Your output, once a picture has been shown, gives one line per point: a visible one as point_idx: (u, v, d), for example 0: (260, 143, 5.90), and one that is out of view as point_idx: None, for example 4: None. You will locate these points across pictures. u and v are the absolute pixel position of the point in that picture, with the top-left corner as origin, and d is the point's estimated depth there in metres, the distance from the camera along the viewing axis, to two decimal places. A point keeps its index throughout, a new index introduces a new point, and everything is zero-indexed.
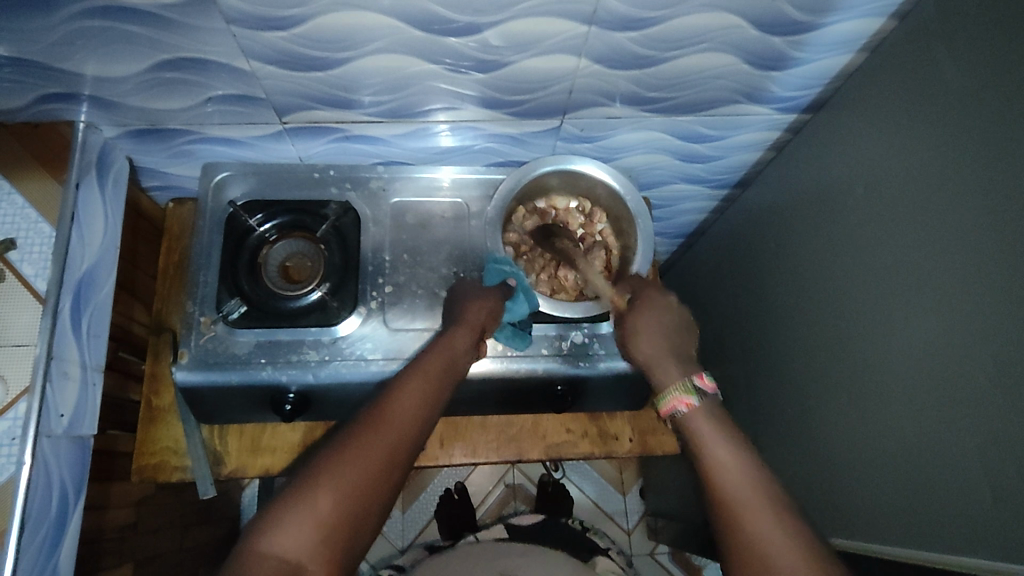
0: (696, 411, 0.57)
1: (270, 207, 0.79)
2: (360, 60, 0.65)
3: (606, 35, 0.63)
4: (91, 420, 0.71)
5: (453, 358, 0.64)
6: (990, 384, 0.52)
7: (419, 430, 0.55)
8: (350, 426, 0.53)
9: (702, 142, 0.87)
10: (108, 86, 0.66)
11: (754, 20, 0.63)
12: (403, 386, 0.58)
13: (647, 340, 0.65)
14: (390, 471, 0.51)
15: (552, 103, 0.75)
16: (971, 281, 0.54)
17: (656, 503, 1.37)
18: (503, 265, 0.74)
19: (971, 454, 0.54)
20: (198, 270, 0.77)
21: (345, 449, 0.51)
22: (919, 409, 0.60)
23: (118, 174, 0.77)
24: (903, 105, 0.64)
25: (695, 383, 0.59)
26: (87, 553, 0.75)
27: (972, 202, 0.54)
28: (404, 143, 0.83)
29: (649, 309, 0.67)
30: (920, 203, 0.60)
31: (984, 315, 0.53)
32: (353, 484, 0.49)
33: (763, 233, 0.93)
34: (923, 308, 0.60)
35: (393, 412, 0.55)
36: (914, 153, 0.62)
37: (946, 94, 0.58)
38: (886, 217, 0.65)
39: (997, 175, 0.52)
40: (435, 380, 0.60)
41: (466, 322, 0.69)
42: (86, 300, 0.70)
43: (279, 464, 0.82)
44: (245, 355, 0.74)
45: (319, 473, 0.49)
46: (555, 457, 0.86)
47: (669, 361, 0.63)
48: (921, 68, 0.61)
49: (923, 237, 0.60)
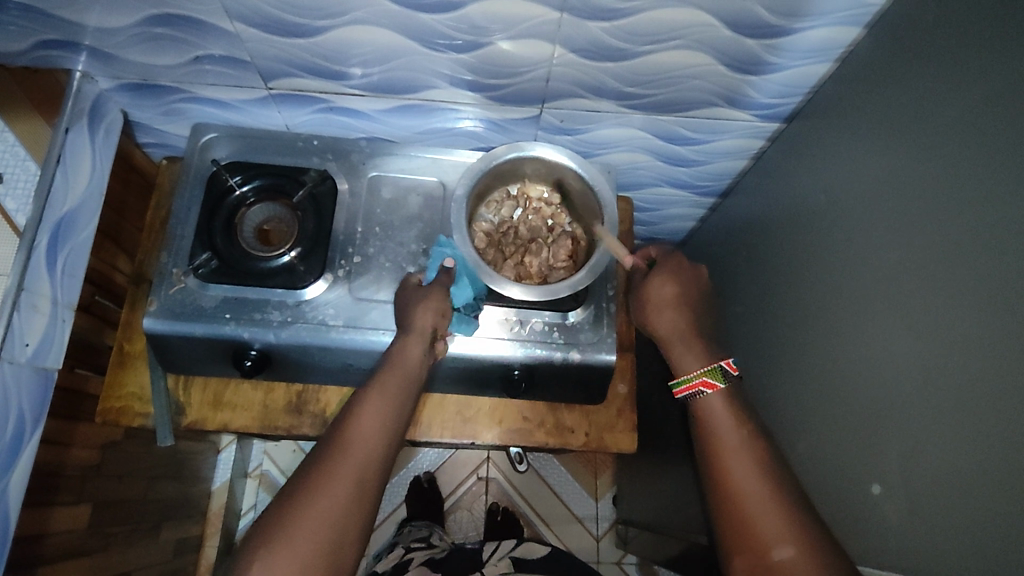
0: (718, 396, 0.64)
1: (251, 169, 0.82)
2: (340, 29, 0.67)
3: (579, 23, 0.65)
4: (56, 354, 0.74)
5: (410, 371, 0.67)
6: (968, 403, 0.50)
7: (386, 449, 0.63)
8: (317, 454, 0.61)
9: (684, 145, 0.88)
10: (104, 38, 0.70)
11: (726, 20, 0.64)
12: (364, 400, 0.64)
13: (661, 315, 0.70)
14: (363, 493, 0.59)
15: (530, 90, 0.76)
16: (951, 296, 0.52)
17: (627, 511, 1.36)
18: (447, 249, 0.77)
19: (962, 448, 0.50)
20: (176, 224, 0.79)
21: (319, 481, 0.58)
22: (891, 428, 0.58)
23: (110, 125, 0.80)
24: (886, 107, 0.63)
25: (722, 367, 0.65)
26: (44, 485, 0.77)
27: (963, 185, 0.52)
28: (388, 120, 0.85)
29: (671, 280, 0.71)
30: (912, 191, 0.58)
31: (964, 334, 0.51)
32: (329, 512, 0.57)
33: (743, 242, 0.92)
34: (900, 326, 0.58)
35: (360, 435, 0.62)
36: (903, 143, 0.60)
37: (922, 102, 0.58)
38: (879, 207, 0.62)
39: (970, 187, 0.52)
40: (394, 396, 0.65)
41: (417, 329, 0.70)
42: (65, 240, 0.73)
43: (238, 420, 0.84)
44: (211, 308, 0.76)
45: (299, 502, 0.57)
46: (508, 442, 0.86)
47: (692, 339, 0.69)
48: (900, 75, 0.61)
49: (914, 223, 0.57)
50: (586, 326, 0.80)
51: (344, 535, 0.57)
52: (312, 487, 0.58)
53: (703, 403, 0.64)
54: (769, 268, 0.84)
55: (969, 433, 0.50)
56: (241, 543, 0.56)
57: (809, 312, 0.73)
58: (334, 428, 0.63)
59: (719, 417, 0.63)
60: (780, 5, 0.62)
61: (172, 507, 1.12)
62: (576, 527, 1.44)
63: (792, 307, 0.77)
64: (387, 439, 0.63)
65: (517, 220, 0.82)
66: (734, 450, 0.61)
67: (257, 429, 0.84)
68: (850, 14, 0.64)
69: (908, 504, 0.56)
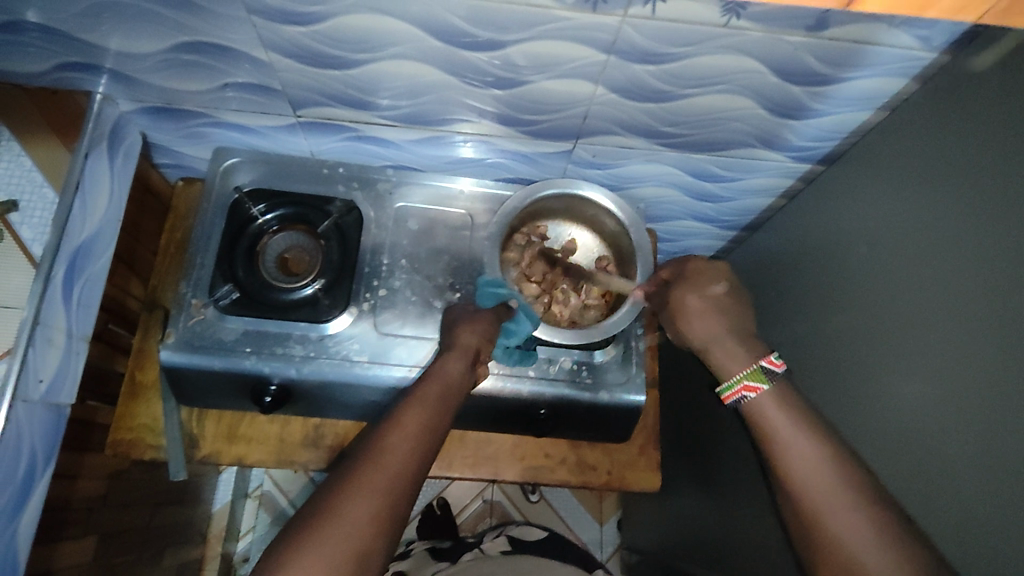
0: (766, 398, 0.59)
1: (274, 197, 0.79)
2: (378, 63, 0.65)
3: (625, 66, 0.63)
4: (70, 388, 0.71)
5: (450, 383, 0.61)
6: (993, 450, 0.48)
7: (424, 462, 0.55)
8: (350, 463, 0.53)
9: (714, 182, 0.87)
10: (129, 62, 0.67)
11: (775, 67, 0.63)
12: (403, 411, 0.57)
13: (702, 321, 0.66)
14: (397, 503, 0.51)
15: (566, 126, 0.75)
16: (987, 353, 0.50)
17: (632, 538, 1.35)
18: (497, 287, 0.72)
19: (971, 454, 0.50)
20: (196, 252, 0.77)
21: (349, 487, 0.50)
22: (915, 485, 0.55)
23: (130, 148, 0.78)
24: (923, 131, 0.63)
25: (763, 365, 0.60)
26: (50, 520, 0.74)
27: (993, 208, 0.52)
28: (415, 149, 0.83)
29: (697, 289, 0.68)
30: (940, 204, 0.58)
31: (1000, 395, 0.48)
32: (360, 522, 0.49)
33: (765, 278, 0.91)
34: (928, 380, 0.55)
35: (397, 444, 0.54)
36: (937, 162, 0.60)
37: (959, 132, 0.58)
38: (904, 219, 0.62)
39: (1009, 244, 0.50)
40: (433, 406, 0.58)
41: (459, 345, 0.66)
42: (81, 270, 0.70)
43: (253, 454, 0.82)
44: (231, 342, 0.74)
45: (326, 508, 0.49)
46: (530, 479, 0.85)
47: (727, 341, 0.64)
48: (942, 110, 0.61)
49: (938, 234, 0.58)
50: (613, 365, 0.78)
51: (374, 547, 0.49)
52: (341, 494, 0.50)
53: (754, 407, 0.59)
54: (788, 305, 0.82)
55: (1006, 505, 0.47)
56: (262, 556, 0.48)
57: (826, 356, 0.71)
58: (368, 438, 0.55)
59: (791, 439, 0.56)
60: (831, 55, 0.61)
61: (173, 532, 1.09)
62: None
63: (809, 350, 0.75)
64: (427, 451, 0.55)
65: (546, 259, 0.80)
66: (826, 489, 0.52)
67: (271, 463, 0.82)
68: (899, 66, 0.63)
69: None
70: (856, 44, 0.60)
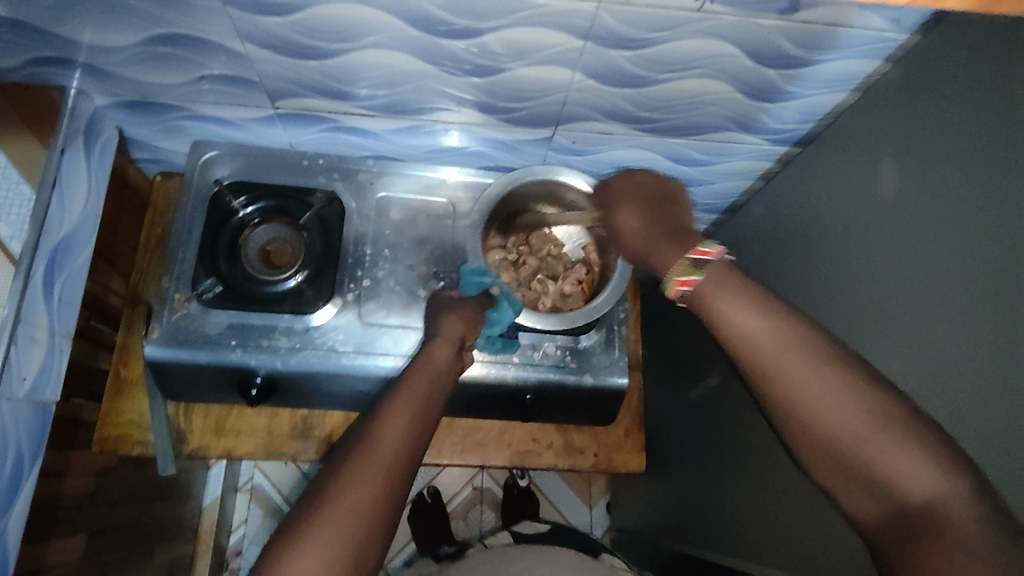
0: (705, 287, 0.51)
1: (255, 190, 0.79)
2: (355, 53, 0.65)
3: (601, 51, 0.64)
4: (55, 386, 0.71)
5: (438, 372, 0.61)
6: (984, 416, 0.48)
7: (417, 453, 0.55)
8: (340, 458, 0.53)
9: (692, 166, 0.88)
10: (104, 56, 0.66)
11: (748, 51, 0.64)
12: (390, 405, 0.56)
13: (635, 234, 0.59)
14: (390, 495, 0.51)
15: (545, 113, 0.75)
16: (961, 327, 0.51)
17: (621, 519, 1.37)
18: (480, 275, 0.73)
19: (962, 421, 0.50)
20: (177, 247, 0.76)
21: (339, 483, 0.50)
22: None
23: (106, 142, 0.78)
24: (907, 103, 0.63)
25: (693, 258, 0.53)
26: (38, 518, 0.74)
27: (975, 178, 0.53)
28: (395, 139, 0.83)
29: (626, 203, 0.61)
30: (926, 172, 0.58)
31: (981, 367, 0.49)
32: (353, 522, 0.49)
33: (745, 259, 0.93)
34: (908, 355, 0.56)
35: (387, 439, 0.53)
36: (921, 132, 0.60)
37: (939, 104, 0.58)
38: (890, 189, 0.62)
39: (984, 221, 0.51)
40: (423, 396, 0.58)
41: (446, 333, 0.65)
42: (61, 266, 0.70)
43: (242, 447, 0.82)
44: (216, 335, 0.74)
45: (318, 510, 0.49)
46: (518, 464, 0.86)
47: (659, 244, 0.57)
48: (923, 83, 0.61)
49: (926, 203, 0.57)
50: (598, 349, 0.79)
51: (367, 542, 0.49)
52: (332, 490, 0.50)
53: (694, 299, 0.52)
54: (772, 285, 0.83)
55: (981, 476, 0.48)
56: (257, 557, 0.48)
57: None
58: (358, 431, 0.55)
59: (738, 312, 0.50)
60: (803, 38, 0.62)
61: (163, 528, 1.09)
62: None
63: None
64: (418, 443, 0.55)
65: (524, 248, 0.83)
66: (782, 357, 0.48)
67: (261, 456, 0.83)
68: (869, 48, 0.64)
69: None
70: (827, 27, 0.61)
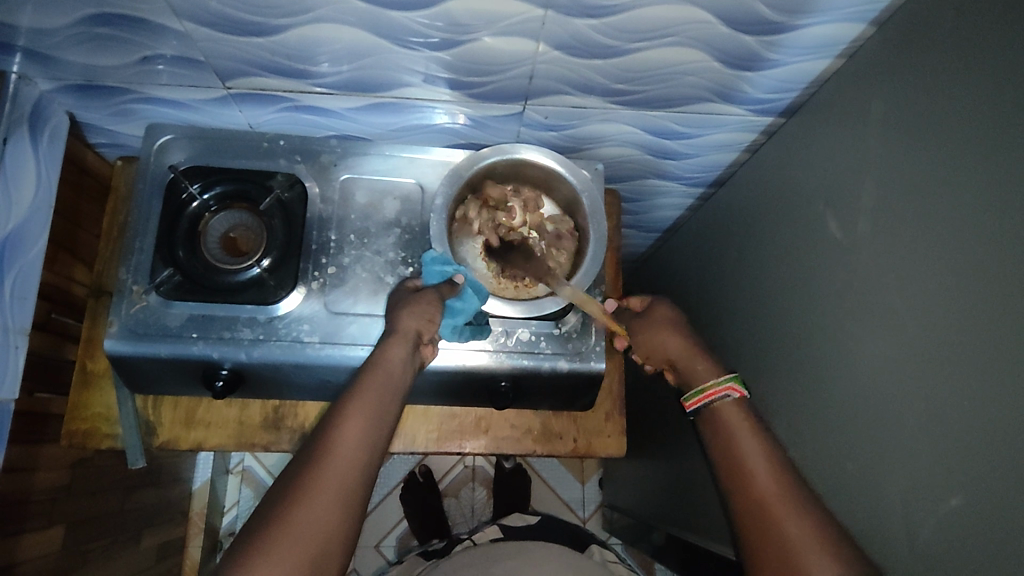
0: (731, 404, 0.64)
1: (212, 175, 0.76)
2: (303, 28, 0.61)
3: (565, 21, 0.60)
4: (12, 384, 0.70)
5: (392, 372, 0.59)
6: (982, 400, 0.46)
7: (373, 462, 0.53)
8: (295, 470, 0.51)
9: (673, 139, 0.83)
10: (40, 39, 0.63)
11: (724, 16, 0.60)
12: (344, 409, 0.55)
13: (663, 342, 0.71)
14: (350, 504, 0.50)
15: (513, 87, 0.71)
16: (955, 316, 0.49)
17: (613, 495, 1.36)
18: (443, 265, 0.69)
19: (959, 405, 0.48)
20: (134, 237, 0.73)
21: (297, 495, 0.49)
22: (885, 446, 0.55)
23: (56, 129, 0.74)
24: (891, 67, 0.59)
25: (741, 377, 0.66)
26: (10, 513, 0.73)
27: (969, 149, 0.49)
28: (359, 118, 0.79)
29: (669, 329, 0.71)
30: (913, 142, 0.55)
31: (978, 349, 0.46)
32: (312, 533, 0.47)
33: (732, 235, 0.89)
34: (897, 341, 0.54)
35: (343, 446, 0.52)
36: (907, 99, 0.56)
37: (927, 69, 0.54)
38: (876, 160, 0.59)
39: (975, 194, 0.48)
40: (379, 399, 0.56)
41: (401, 331, 0.63)
42: (11, 260, 0.68)
43: (212, 438, 0.81)
44: (177, 328, 0.71)
45: (276, 523, 0.47)
46: (495, 451, 0.84)
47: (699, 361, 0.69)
48: (910, 46, 0.57)
49: (914, 175, 0.54)
50: (574, 334, 0.76)
51: (328, 556, 0.47)
52: (290, 503, 0.48)
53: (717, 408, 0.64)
54: (759, 262, 0.80)
55: (972, 474, 0.46)
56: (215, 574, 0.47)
57: (797, 316, 0.70)
58: (312, 440, 0.53)
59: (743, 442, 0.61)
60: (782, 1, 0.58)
61: (150, 513, 1.08)
62: (564, 511, 1.44)
63: (779, 310, 0.74)
64: (373, 449, 0.54)
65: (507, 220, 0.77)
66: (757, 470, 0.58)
67: (232, 447, 0.82)
68: (854, 10, 0.60)
69: (901, 527, 0.53)
70: None
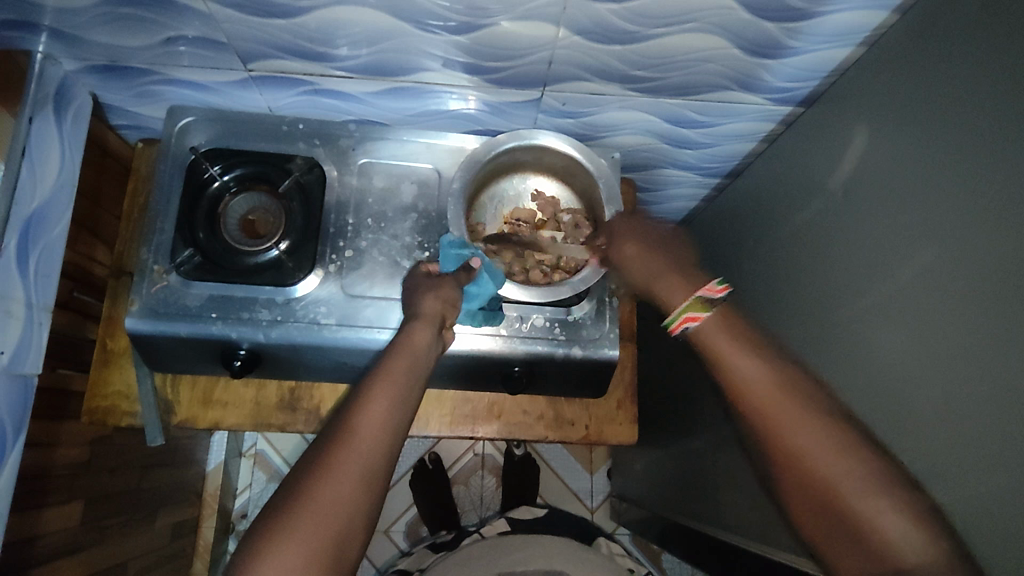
0: (708, 323, 0.62)
1: (232, 157, 0.77)
2: (324, 10, 0.61)
3: (586, 5, 0.60)
4: (35, 359, 0.71)
5: (418, 355, 0.59)
6: (995, 385, 0.46)
7: (397, 442, 0.53)
8: (319, 448, 0.51)
9: (691, 128, 0.83)
10: (66, 18, 0.63)
11: (744, 2, 0.60)
12: (369, 388, 0.55)
13: (634, 265, 0.70)
14: (372, 483, 0.50)
15: (531, 73, 0.71)
16: (975, 305, 0.48)
17: (621, 486, 1.36)
18: (459, 248, 0.70)
19: (971, 390, 0.48)
20: (155, 217, 0.74)
21: (317, 473, 0.49)
22: (898, 436, 0.55)
23: (79, 109, 0.75)
24: (913, 53, 0.59)
25: (704, 295, 0.64)
26: (32, 487, 0.74)
27: (991, 136, 0.49)
28: (377, 102, 0.79)
29: (631, 236, 0.71)
30: (932, 128, 0.55)
31: (992, 336, 0.46)
32: (333, 508, 0.48)
33: (747, 225, 0.89)
34: (912, 331, 0.54)
35: (366, 426, 0.52)
36: (929, 86, 0.56)
37: (951, 56, 0.54)
38: (893, 147, 0.59)
39: (995, 181, 0.48)
40: (403, 379, 0.56)
41: (424, 313, 0.63)
42: (36, 237, 0.70)
43: (229, 418, 0.82)
44: (196, 307, 0.72)
45: (298, 497, 0.48)
46: (508, 437, 0.85)
47: (667, 278, 0.68)
48: (934, 33, 0.57)
49: (931, 161, 0.54)
50: (588, 321, 0.76)
51: (351, 532, 0.49)
52: (313, 479, 0.49)
53: (699, 334, 0.62)
54: (773, 252, 0.80)
55: (983, 461, 0.47)
56: (240, 544, 0.48)
57: (810, 305, 0.70)
58: (335, 419, 0.54)
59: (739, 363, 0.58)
60: None
61: (165, 493, 1.10)
62: (573, 501, 1.44)
63: (793, 299, 0.73)
64: (397, 430, 0.54)
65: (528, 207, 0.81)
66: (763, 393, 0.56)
67: (249, 427, 0.83)
68: None
69: None
70: None
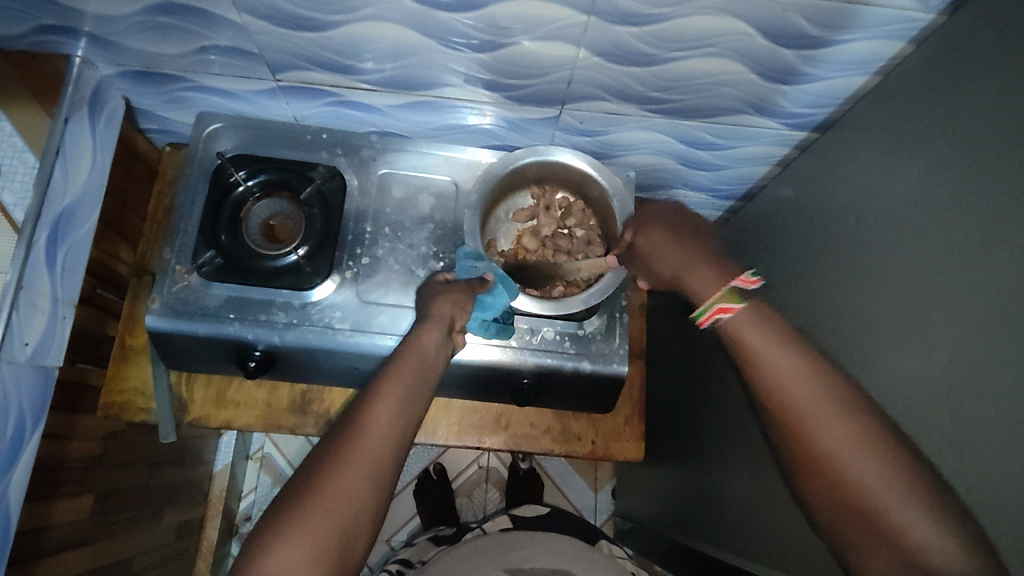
0: (742, 318, 0.55)
1: (257, 163, 0.79)
2: (354, 25, 0.63)
3: (607, 27, 0.61)
4: (57, 352, 0.73)
5: (426, 356, 0.59)
6: (993, 409, 0.46)
7: (403, 440, 0.54)
8: (328, 445, 0.52)
9: (706, 150, 0.85)
10: (106, 25, 0.66)
11: (760, 28, 0.61)
12: (377, 387, 0.56)
13: (659, 254, 0.64)
14: (377, 481, 0.51)
15: (551, 91, 0.73)
16: (971, 330, 0.49)
17: (625, 505, 1.36)
18: (474, 261, 0.71)
19: (970, 414, 0.48)
20: (180, 219, 0.76)
21: (326, 470, 0.50)
22: None
23: (112, 112, 0.78)
24: (925, 84, 0.60)
25: (736, 285, 0.57)
26: (46, 478, 0.75)
27: (996, 167, 0.50)
28: (398, 115, 0.81)
29: (660, 222, 0.65)
30: (941, 155, 0.56)
31: (990, 360, 0.47)
32: (338, 505, 0.49)
33: (756, 249, 0.89)
34: (919, 354, 0.54)
35: (375, 425, 0.53)
36: (939, 116, 0.57)
37: (962, 88, 0.55)
38: (901, 173, 0.60)
39: (999, 208, 0.49)
40: (410, 382, 0.57)
41: (435, 315, 0.64)
42: (65, 234, 0.72)
43: (241, 418, 0.84)
44: (215, 308, 0.74)
45: (305, 495, 0.49)
46: (515, 448, 0.85)
47: (700, 264, 0.60)
48: (946, 65, 0.58)
49: (938, 187, 0.55)
50: (598, 336, 0.77)
51: (358, 527, 0.49)
52: (319, 476, 0.50)
53: (731, 326, 0.56)
54: (781, 276, 0.80)
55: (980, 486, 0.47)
56: (246, 539, 0.49)
57: (814, 328, 0.70)
58: (343, 417, 0.54)
59: (769, 350, 0.53)
60: (822, 16, 0.59)
61: (173, 491, 1.11)
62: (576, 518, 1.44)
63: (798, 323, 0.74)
64: (404, 429, 0.55)
65: (534, 224, 0.83)
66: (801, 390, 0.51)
67: (259, 427, 0.84)
68: (892, 28, 0.61)
69: None
70: (846, 5, 0.58)
